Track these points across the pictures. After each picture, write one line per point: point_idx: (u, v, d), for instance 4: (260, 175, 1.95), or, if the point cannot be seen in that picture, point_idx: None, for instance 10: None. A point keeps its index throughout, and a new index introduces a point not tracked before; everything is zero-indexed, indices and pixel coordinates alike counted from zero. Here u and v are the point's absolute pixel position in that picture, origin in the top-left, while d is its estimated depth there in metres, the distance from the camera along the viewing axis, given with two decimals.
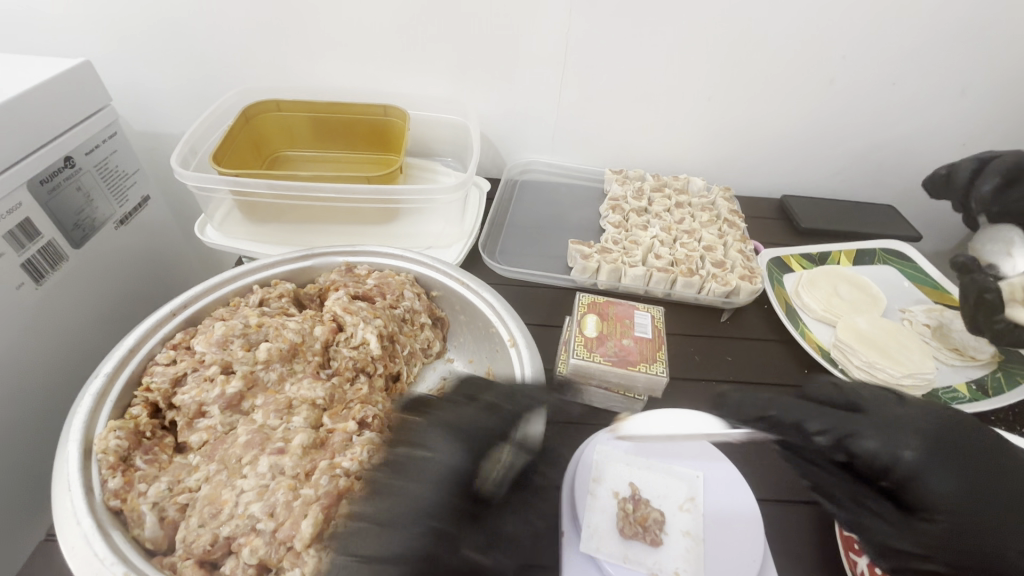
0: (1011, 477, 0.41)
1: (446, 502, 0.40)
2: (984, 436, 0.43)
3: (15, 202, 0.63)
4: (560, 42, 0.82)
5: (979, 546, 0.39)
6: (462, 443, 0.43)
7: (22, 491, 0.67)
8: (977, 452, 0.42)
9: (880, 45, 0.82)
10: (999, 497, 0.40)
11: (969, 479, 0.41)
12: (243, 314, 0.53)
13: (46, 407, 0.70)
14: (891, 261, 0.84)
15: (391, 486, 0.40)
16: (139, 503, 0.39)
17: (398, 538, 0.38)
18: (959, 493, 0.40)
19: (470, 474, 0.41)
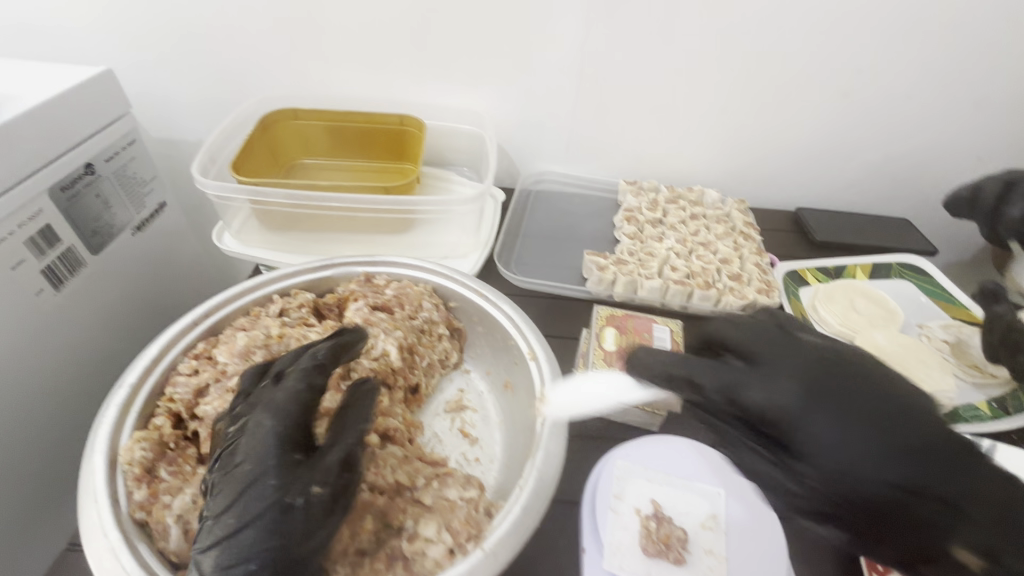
0: (903, 419, 0.40)
1: (280, 458, 0.37)
2: (869, 380, 0.42)
3: (36, 209, 0.64)
4: (575, 52, 0.82)
5: (878, 497, 0.39)
6: (281, 410, 0.39)
7: (40, 496, 0.67)
8: (859, 395, 0.41)
9: (895, 58, 0.82)
10: (883, 439, 0.39)
11: (852, 422, 0.40)
12: (265, 324, 0.54)
13: (64, 414, 0.70)
14: (908, 275, 0.84)
15: (234, 459, 0.38)
16: (164, 514, 0.39)
17: (249, 499, 0.36)
18: (849, 444, 0.39)
19: (302, 432, 0.39)
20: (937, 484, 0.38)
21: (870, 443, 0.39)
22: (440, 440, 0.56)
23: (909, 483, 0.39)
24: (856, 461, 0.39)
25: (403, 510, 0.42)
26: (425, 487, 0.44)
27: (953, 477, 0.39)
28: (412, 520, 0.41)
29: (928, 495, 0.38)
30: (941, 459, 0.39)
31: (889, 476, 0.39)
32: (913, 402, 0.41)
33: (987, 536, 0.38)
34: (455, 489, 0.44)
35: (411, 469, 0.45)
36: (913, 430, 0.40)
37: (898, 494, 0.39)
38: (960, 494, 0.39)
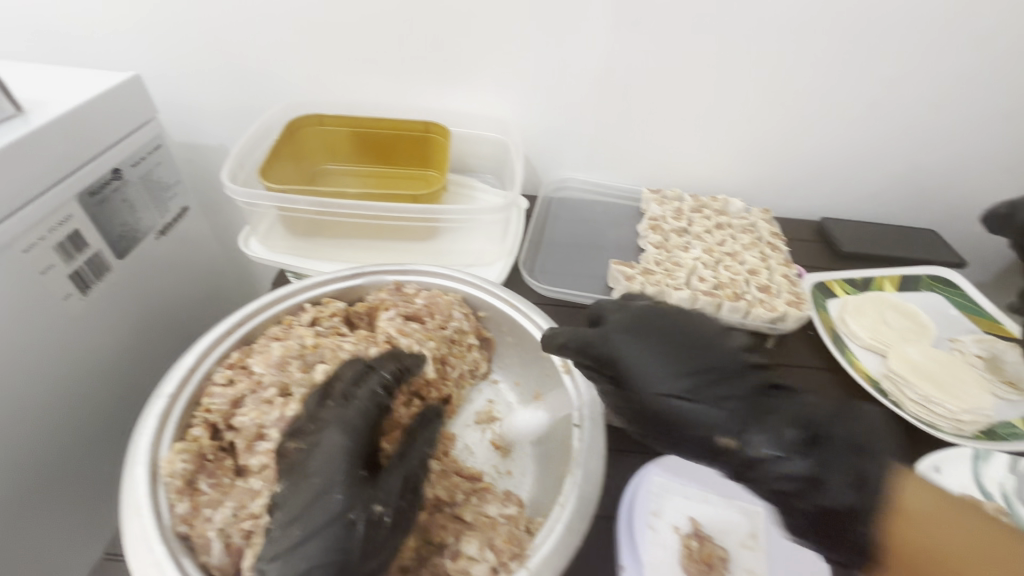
0: (699, 341, 0.48)
1: (349, 474, 0.40)
2: (684, 319, 0.50)
3: (65, 214, 0.62)
4: (602, 59, 0.82)
5: (681, 413, 0.45)
6: (350, 428, 0.42)
7: (69, 498, 0.67)
8: (658, 324, 0.49)
9: (927, 68, 0.81)
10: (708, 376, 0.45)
11: (680, 364, 0.46)
12: (298, 333, 0.54)
13: (93, 420, 0.70)
14: (937, 288, 0.83)
15: (303, 474, 0.40)
16: (206, 529, 0.39)
17: (318, 513, 0.38)
18: (649, 362, 0.47)
19: (366, 451, 0.42)
20: (713, 389, 0.45)
21: (666, 361, 0.47)
22: (470, 451, 0.56)
23: (693, 393, 0.45)
24: (654, 376, 0.46)
25: (442, 526, 0.43)
26: (465, 504, 0.45)
27: (734, 385, 0.46)
28: (453, 538, 0.42)
29: (705, 398, 0.45)
30: (724, 371, 0.46)
31: (681, 387, 0.46)
32: (711, 331, 0.49)
33: (775, 434, 0.42)
34: (495, 506, 0.45)
35: (450, 485, 0.46)
36: (706, 349, 0.47)
37: (685, 402, 0.45)
38: (731, 396, 0.45)
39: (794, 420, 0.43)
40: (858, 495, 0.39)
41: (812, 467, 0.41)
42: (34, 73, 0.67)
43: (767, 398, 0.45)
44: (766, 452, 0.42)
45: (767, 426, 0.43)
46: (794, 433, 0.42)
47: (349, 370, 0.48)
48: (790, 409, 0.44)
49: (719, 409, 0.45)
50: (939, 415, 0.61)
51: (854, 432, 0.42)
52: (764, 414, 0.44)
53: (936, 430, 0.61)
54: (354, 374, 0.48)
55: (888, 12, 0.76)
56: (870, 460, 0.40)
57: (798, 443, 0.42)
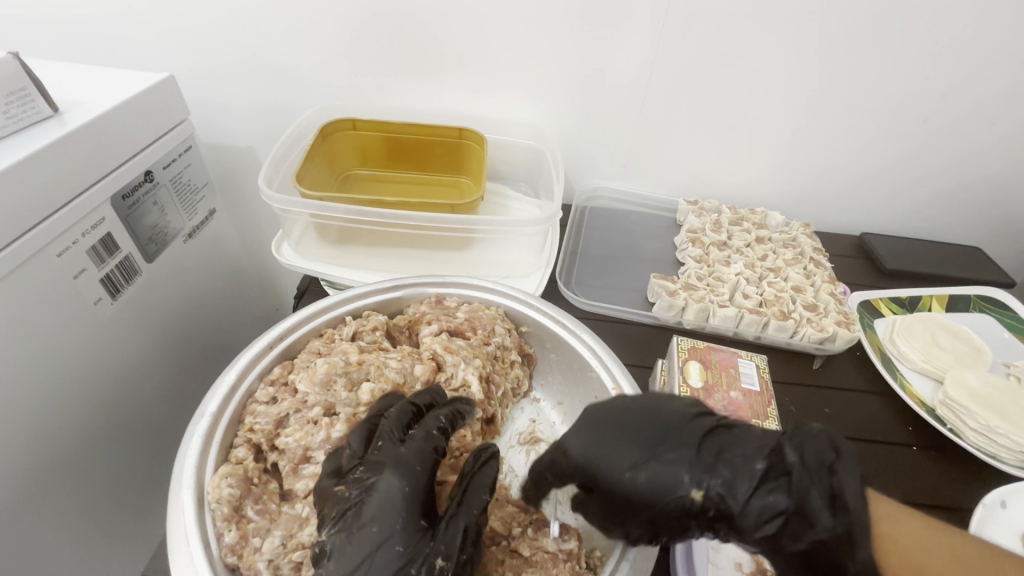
0: (642, 409, 0.45)
1: (407, 525, 0.39)
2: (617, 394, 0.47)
3: (98, 217, 0.60)
4: (646, 70, 0.78)
5: (651, 488, 0.41)
6: (407, 472, 0.42)
7: (108, 503, 0.67)
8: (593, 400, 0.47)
9: (989, 85, 0.77)
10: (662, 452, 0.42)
11: (634, 442, 0.43)
12: (342, 349, 0.53)
13: (134, 425, 0.70)
14: (989, 309, 0.81)
15: (359, 520, 0.39)
16: (255, 560, 0.40)
17: (377, 564, 0.37)
18: (601, 443, 0.44)
19: (423, 496, 0.41)
20: (667, 452, 0.42)
21: (619, 437, 0.44)
22: (515, 473, 0.55)
23: (646, 462, 0.42)
24: (612, 459, 0.43)
25: (501, 561, 0.45)
26: (521, 537, 0.46)
27: (687, 441, 0.43)
28: (513, 573, 0.44)
29: (660, 462, 0.42)
30: (673, 431, 0.43)
31: (640, 459, 0.42)
32: (649, 397, 0.47)
33: (745, 476, 0.40)
34: (554, 540, 0.45)
35: (506, 516, 0.48)
36: (648, 419, 0.45)
37: (649, 475, 0.42)
38: (688, 453, 0.42)
39: (753, 454, 0.41)
40: (841, 513, 0.38)
41: (789, 497, 0.40)
42: (67, 74, 0.65)
43: (718, 441, 0.43)
44: (739, 500, 0.40)
45: (730, 469, 0.41)
46: (759, 467, 0.40)
47: (396, 412, 0.47)
48: (745, 445, 0.42)
49: (679, 468, 0.41)
50: (1003, 447, 0.58)
51: (816, 449, 0.41)
52: (722, 458, 0.42)
53: (999, 461, 0.59)
54: (401, 417, 0.47)
55: (952, 25, 0.71)
56: (837, 477, 0.39)
57: (763, 475, 0.40)
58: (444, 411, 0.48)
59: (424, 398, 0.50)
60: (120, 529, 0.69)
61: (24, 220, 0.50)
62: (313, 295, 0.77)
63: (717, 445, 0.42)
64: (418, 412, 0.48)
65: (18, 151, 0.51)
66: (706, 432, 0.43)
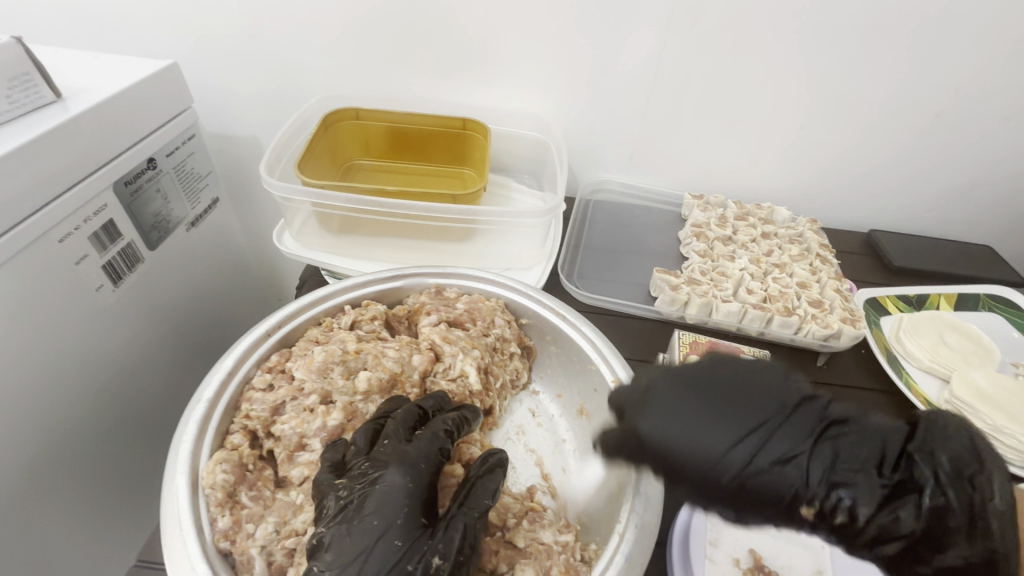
0: (747, 400, 0.40)
1: (409, 521, 0.39)
2: (712, 373, 0.42)
3: (100, 204, 0.60)
4: (652, 61, 0.77)
5: (755, 479, 0.38)
6: (412, 470, 0.41)
7: (112, 491, 0.68)
8: (679, 387, 0.41)
9: (1000, 81, 0.75)
10: (774, 444, 0.39)
11: (730, 427, 0.39)
12: (340, 338, 0.54)
13: (136, 411, 0.71)
14: (998, 308, 0.80)
15: (360, 514, 0.39)
16: (248, 545, 0.40)
17: (374, 558, 0.37)
18: (690, 432, 0.39)
19: (426, 494, 0.41)
20: (783, 451, 0.38)
21: (712, 423, 0.39)
22: (514, 466, 0.55)
23: (748, 451, 0.38)
24: (709, 449, 0.38)
25: (495, 552, 0.45)
26: (516, 528, 0.46)
27: (797, 439, 0.39)
28: (506, 564, 0.44)
29: (766, 465, 0.38)
30: (777, 424, 0.39)
31: (744, 459, 0.38)
32: (738, 369, 0.42)
33: (867, 489, 0.37)
34: (550, 533, 0.46)
35: (502, 508, 0.48)
36: (751, 401, 0.40)
37: (753, 472, 0.38)
38: (801, 453, 0.38)
39: (875, 467, 0.38)
40: (979, 539, 0.35)
41: (920, 518, 0.36)
42: (73, 60, 0.65)
43: (830, 441, 0.39)
44: (861, 509, 0.37)
45: (849, 476, 0.38)
46: (883, 482, 0.37)
47: (402, 414, 0.47)
48: (864, 450, 0.39)
49: (789, 471, 0.38)
50: (1010, 447, 0.57)
51: (951, 457, 0.37)
52: (837, 463, 0.38)
53: (1005, 462, 0.58)
54: (407, 420, 0.47)
55: (967, 18, 0.69)
56: (979, 492, 0.36)
57: (889, 490, 0.37)
58: (451, 416, 0.48)
59: (429, 402, 0.50)
60: (120, 511, 0.70)
61: (21, 208, 0.50)
62: (314, 284, 0.77)
63: (831, 444, 0.39)
64: (423, 416, 0.48)
65: (19, 135, 0.50)
66: (817, 427, 0.39)
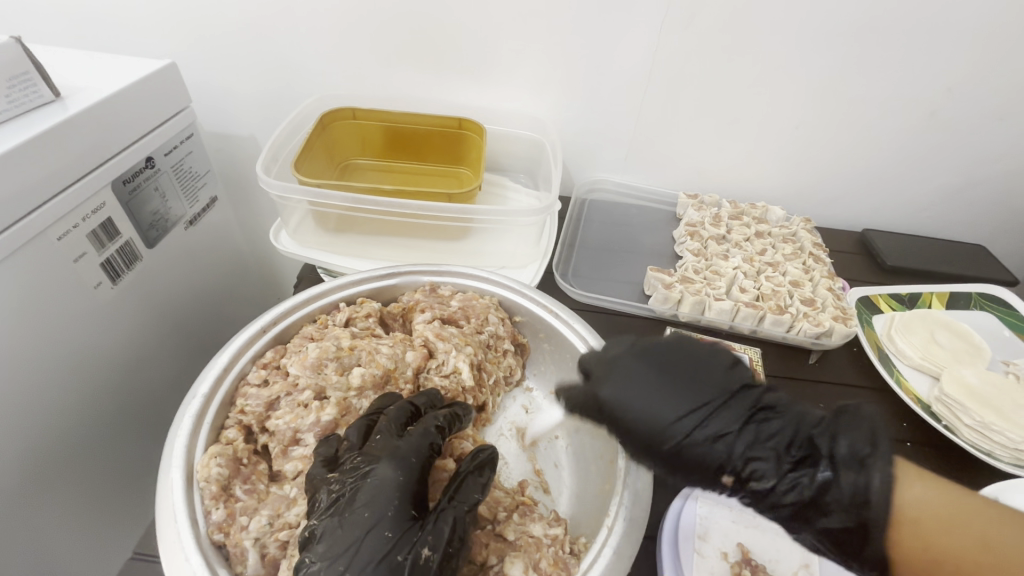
0: (698, 381, 0.47)
1: (399, 513, 0.39)
2: (664, 357, 0.48)
3: (99, 202, 0.60)
4: (648, 60, 0.77)
5: (685, 450, 0.44)
6: (403, 465, 0.42)
7: (110, 486, 0.69)
8: (636, 365, 0.47)
9: (992, 81, 0.76)
10: (705, 421, 0.44)
11: (670, 400, 0.45)
12: (334, 334, 0.54)
13: (133, 408, 0.71)
14: (989, 307, 0.80)
15: (351, 507, 0.39)
16: (241, 538, 0.41)
17: (365, 549, 0.37)
18: (639, 401, 0.45)
19: (416, 488, 0.42)
20: (711, 427, 0.44)
21: (658, 397, 0.45)
22: (506, 461, 0.56)
23: (683, 423, 0.44)
24: (651, 417, 0.45)
25: (486, 545, 0.45)
26: (507, 521, 0.47)
27: (729, 420, 0.44)
28: (496, 557, 0.44)
29: (701, 439, 0.44)
30: (718, 406, 0.45)
31: (685, 429, 0.44)
32: (690, 356, 0.48)
33: (773, 465, 0.43)
34: (540, 526, 0.46)
35: (492, 502, 0.49)
36: (694, 383, 0.46)
37: (685, 442, 0.44)
38: (728, 431, 0.44)
39: (785, 447, 0.43)
40: (854, 510, 0.39)
41: (810, 490, 0.41)
42: (72, 60, 0.66)
43: (755, 424, 0.44)
44: (765, 481, 0.43)
45: (764, 451, 0.43)
46: (789, 460, 0.43)
47: (395, 410, 0.48)
48: (780, 434, 0.44)
49: (718, 446, 0.44)
50: (998, 444, 0.58)
51: (852, 442, 0.40)
52: (758, 441, 0.44)
53: (993, 459, 0.58)
54: (400, 416, 0.48)
55: (959, 19, 0.70)
56: (870, 475, 0.39)
57: (794, 465, 0.43)
58: (443, 412, 0.49)
59: (422, 399, 0.51)
60: (117, 507, 0.71)
61: (21, 205, 0.51)
62: (310, 282, 0.77)
63: (755, 426, 0.44)
64: (415, 413, 0.49)
65: (18, 134, 0.51)
66: (747, 412, 0.45)
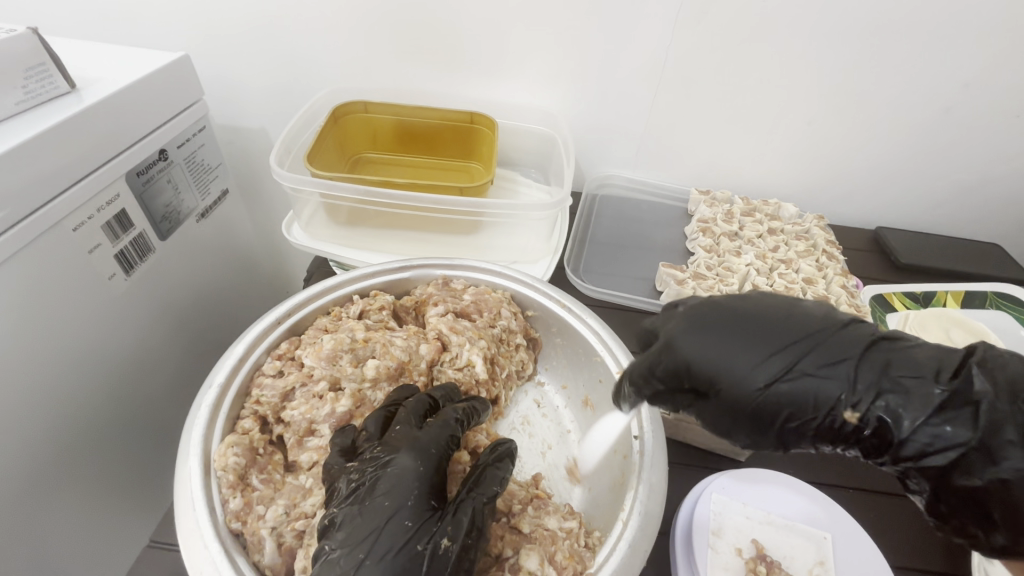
0: (792, 313, 0.39)
1: (418, 502, 0.39)
2: (747, 302, 0.40)
3: (114, 194, 0.61)
4: (660, 54, 0.77)
5: (793, 398, 0.37)
6: (423, 455, 0.42)
7: (125, 477, 0.70)
8: (713, 312, 0.39)
9: (1009, 78, 0.75)
10: (817, 358, 0.37)
11: (768, 342, 0.37)
12: (348, 326, 0.54)
13: (148, 401, 0.72)
14: (1005, 307, 0.78)
15: (371, 495, 0.40)
16: (258, 526, 0.41)
17: (384, 537, 0.37)
18: (725, 351, 0.37)
19: (435, 478, 0.42)
20: (823, 364, 0.37)
21: (748, 341, 0.37)
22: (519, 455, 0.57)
23: (790, 366, 0.37)
24: (742, 366, 0.37)
25: (501, 537, 0.46)
26: (522, 514, 0.47)
27: (842, 347, 0.37)
28: (511, 548, 0.45)
29: (809, 371, 0.37)
30: (823, 337, 0.38)
31: (781, 368, 0.37)
32: (780, 299, 0.40)
33: (919, 398, 0.35)
34: (555, 519, 0.47)
35: (507, 494, 0.49)
36: (791, 320, 0.38)
37: (790, 385, 0.37)
38: (845, 361, 0.37)
39: (932, 376, 0.35)
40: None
41: (973, 429, 0.34)
42: (86, 51, 0.66)
43: (881, 353, 0.37)
44: (908, 420, 0.35)
45: (900, 384, 0.36)
46: (940, 391, 0.35)
47: (415, 402, 0.48)
48: (920, 360, 0.36)
49: (832, 378, 0.37)
50: None
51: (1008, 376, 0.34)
52: (889, 372, 0.36)
53: None
54: (419, 407, 0.48)
55: (977, 15, 0.69)
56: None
57: (945, 401, 0.35)
58: (461, 406, 0.49)
59: (439, 393, 0.51)
60: (133, 498, 0.72)
61: (36, 195, 0.51)
62: (321, 274, 0.77)
63: (883, 359, 0.37)
64: (434, 405, 0.49)
65: (35, 125, 0.51)
66: (866, 341, 0.38)
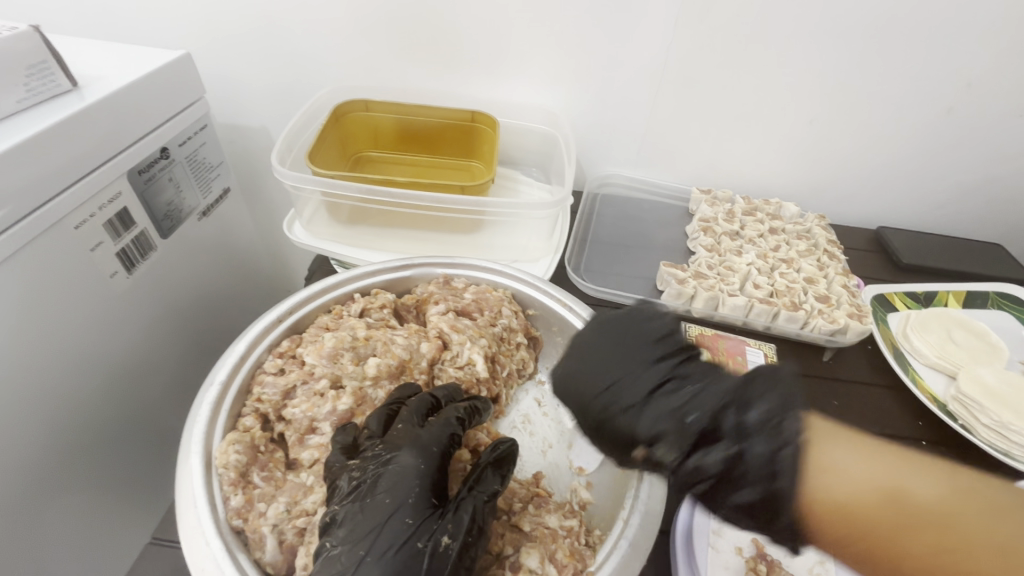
0: (608, 345, 0.46)
1: (420, 498, 0.40)
2: (601, 338, 0.46)
3: (115, 192, 0.61)
4: (662, 52, 0.76)
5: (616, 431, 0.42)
6: (425, 453, 0.42)
7: (127, 474, 0.70)
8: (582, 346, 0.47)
9: (1012, 77, 0.75)
10: (628, 393, 0.42)
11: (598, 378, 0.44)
12: (350, 325, 0.55)
13: (151, 398, 0.72)
14: (1007, 306, 0.79)
15: (373, 492, 0.40)
16: (259, 524, 0.41)
17: (385, 535, 0.38)
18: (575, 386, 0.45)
19: (437, 476, 0.42)
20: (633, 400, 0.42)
21: (587, 377, 0.45)
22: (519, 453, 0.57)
23: (605, 402, 0.43)
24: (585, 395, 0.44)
25: (501, 535, 0.46)
26: (522, 513, 0.47)
27: (645, 381, 0.43)
28: (512, 546, 0.45)
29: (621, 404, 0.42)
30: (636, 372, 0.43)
31: (604, 399, 0.43)
32: (622, 336, 0.46)
33: (672, 436, 0.39)
34: (555, 517, 0.47)
35: (508, 493, 0.49)
36: (620, 357, 0.44)
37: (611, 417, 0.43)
38: (649, 395, 0.42)
39: (688, 414, 0.40)
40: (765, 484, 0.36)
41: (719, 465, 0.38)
42: (88, 49, 0.66)
43: (672, 388, 0.42)
44: (669, 455, 0.40)
45: (664, 422, 0.40)
46: (692, 427, 0.39)
47: (417, 400, 0.48)
48: (689, 400, 0.40)
49: (640, 412, 0.41)
50: (1016, 445, 0.58)
51: (761, 412, 0.38)
52: (665, 409, 0.41)
53: (1011, 459, 0.58)
54: (421, 405, 0.48)
55: (979, 14, 0.69)
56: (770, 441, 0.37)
57: (698, 438, 0.39)
58: (463, 404, 0.49)
59: (441, 392, 0.51)
60: (135, 495, 0.72)
61: (37, 194, 0.51)
62: (324, 273, 0.78)
63: (668, 395, 0.41)
64: (435, 404, 0.49)
65: (38, 122, 0.51)
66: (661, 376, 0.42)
